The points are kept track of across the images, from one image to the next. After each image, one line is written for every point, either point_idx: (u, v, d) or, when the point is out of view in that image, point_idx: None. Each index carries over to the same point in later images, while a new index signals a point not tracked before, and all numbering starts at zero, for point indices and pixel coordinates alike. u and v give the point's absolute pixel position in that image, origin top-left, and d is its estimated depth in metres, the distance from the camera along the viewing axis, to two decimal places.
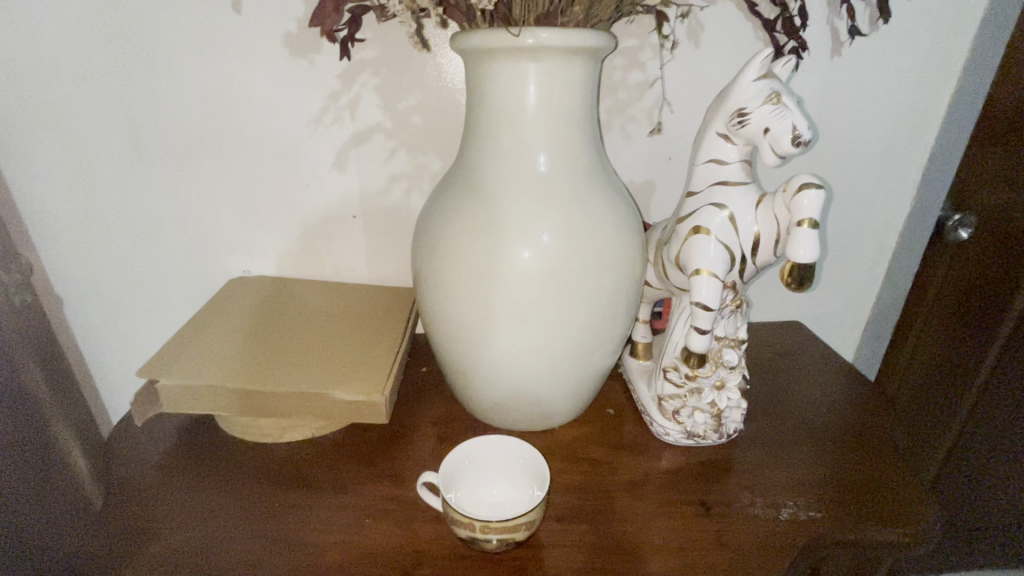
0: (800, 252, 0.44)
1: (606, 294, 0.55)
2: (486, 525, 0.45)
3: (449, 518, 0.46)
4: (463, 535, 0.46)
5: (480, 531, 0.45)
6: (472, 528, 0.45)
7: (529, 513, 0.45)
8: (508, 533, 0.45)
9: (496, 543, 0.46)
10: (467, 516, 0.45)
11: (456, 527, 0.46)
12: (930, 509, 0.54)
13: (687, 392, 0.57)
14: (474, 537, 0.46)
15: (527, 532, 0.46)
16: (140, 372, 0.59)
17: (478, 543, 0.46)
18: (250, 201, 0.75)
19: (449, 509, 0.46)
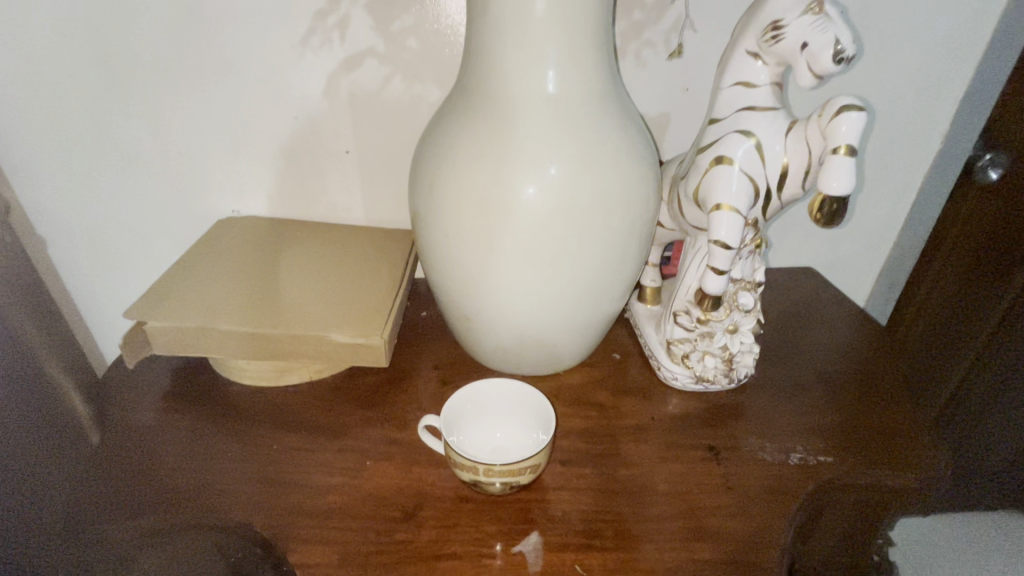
0: (833, 183, 0.40)
1: (618, 234, 0.51)
2: (490, 468, 0.43)
3: (452, 461, 0.45)
4: (465, 478, 0.45)
5: (484, 474, 0.44)
6: (475, 471, 0.44)
7: (534, 456, 0.44)
8: (512, 476, 0.44)
9: (499, 486, 0.45)
10: (470, 459, 0.43)
11: (458, 470, 0.45)
12: (943, 456, 0.52)
13: (698, 335, 0.55)
14: (477, 480, 0.45)
15: (532, 475, 0.45)
16: (128, 312, 0.56)
17: (481, 486, 0.45)
18: (235, 134, 0.70)
19: (451, 451, 0.45)
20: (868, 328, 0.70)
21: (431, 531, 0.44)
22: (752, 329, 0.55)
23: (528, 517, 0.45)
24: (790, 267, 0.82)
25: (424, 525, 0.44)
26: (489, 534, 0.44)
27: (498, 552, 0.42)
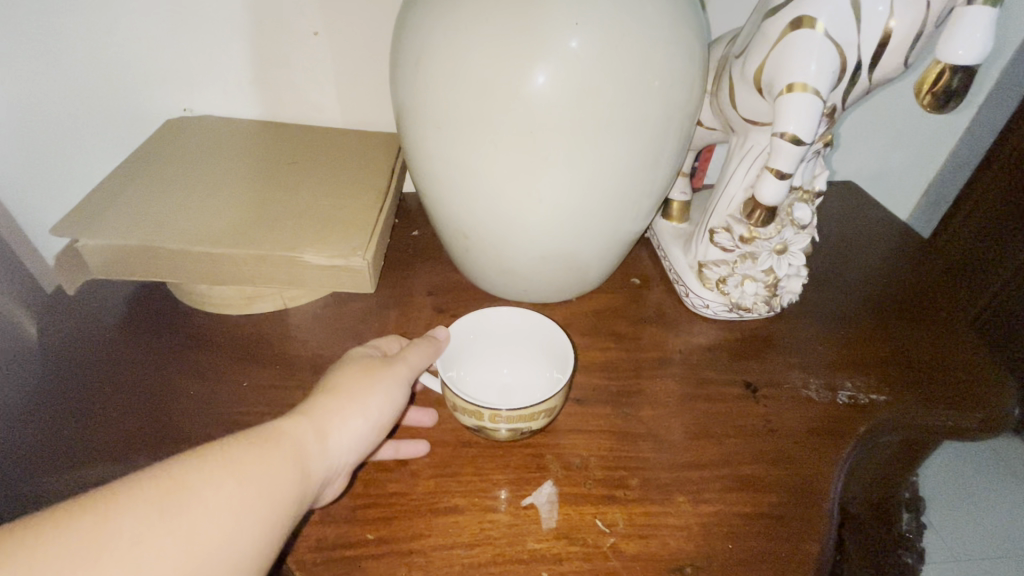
0: (968, 45, 0.29)
1: (654, 128, 0.41)
2: (497, 416, 0.37)
3: (452, 404, 0.38)
4: (468, 424, 0.39)
5: (489, 421, 0.37)
6: (479, 416, 0.37)
7: (550, 400, 0.37)
8: (523, 423, 0.38)
9: (507, 433, 0.38)
10: (474, 404, 0.36)
11: (461, 415, 0.38)
12: (1011, 390, 0.46)
13: (738, 257, 0.47)
14: (482, 427, 0.38)
15: (546, 419, 0.39)
16: (55, 229, 0.46)
17: (486, 433, 0.39)
18: (174, 7, 0.57)
19: (452, 394, 0.37)
20: (920, 247, 0.62)
21: (427, 482, 0.38)
22: (803, 249, 0.47)
23: (541, 464, 0.39)
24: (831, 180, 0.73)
25: (421, 474, 0.38)
26: (494, 484, 0.38)
27: (506, 506, 0.36)
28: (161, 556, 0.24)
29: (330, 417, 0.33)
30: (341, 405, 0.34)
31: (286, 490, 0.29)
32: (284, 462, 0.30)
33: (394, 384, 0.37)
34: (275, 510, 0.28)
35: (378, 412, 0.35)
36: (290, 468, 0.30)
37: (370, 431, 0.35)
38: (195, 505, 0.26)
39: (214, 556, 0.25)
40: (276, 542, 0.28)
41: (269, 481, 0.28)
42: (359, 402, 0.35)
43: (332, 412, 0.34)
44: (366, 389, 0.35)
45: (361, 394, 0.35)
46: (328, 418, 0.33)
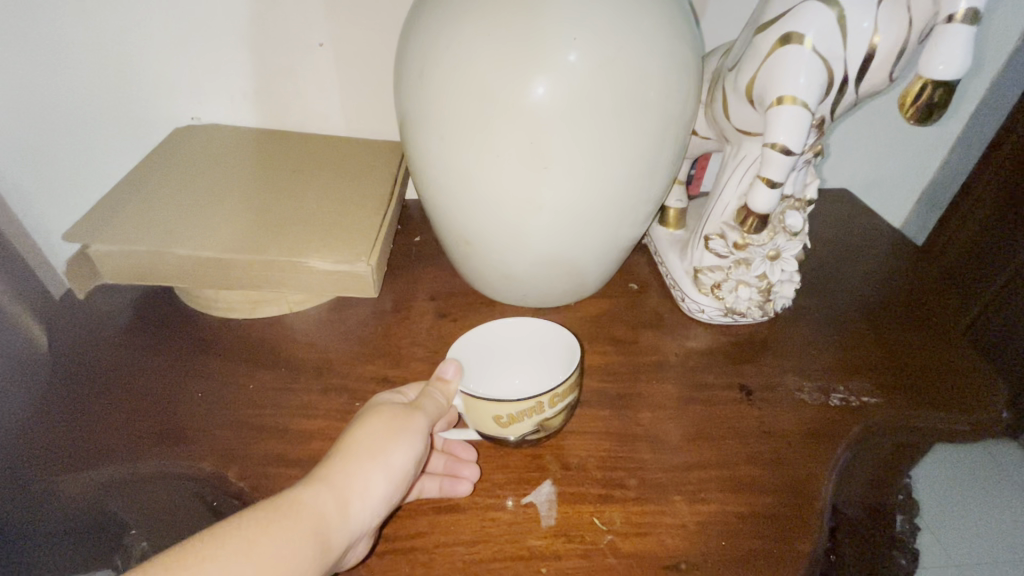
0: (944, 63, 0.31)
1: (649, 138, 0.42)
2: (557, 395, 0.38)
3: (505, 417, 0.38)
4: (524, 428, 0.39)
5: (550, 406, 0.38)
6: (539, 407, 0.37)
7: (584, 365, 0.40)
8: (573, 394, 0.40)
9: (559, 418, 0.40)
10: (530, 399, 0.37)
11: (518, 421, 0.38)
12: (1003, 392, 0.47)
13: (732, 263, 0.48)
14: (543, 419, 0.39)
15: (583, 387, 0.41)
16: (67, 235, 0.48)
17: (543, 427, 0.40)
18: (185, 20, 0.58)
19: (501, 405, 0.37)
20: (911, 253, 0.63)
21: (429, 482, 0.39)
22: (796, 255, 0.48)
23: (541, 464, 0.40)
24: (826, 189, 0.74)
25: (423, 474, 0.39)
26: (495, 484, 0.39)
27: (507, 505, 0.37)
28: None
29: (343, 488, 0.32)
30: (356, 472, 0.33)
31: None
32: (290, 549, 0.29)
33: (410, 442, 0.35)
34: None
35: (399, 470, 0.34)
36: (296, 555, 0.29)
37: (388, 494, 0.34)
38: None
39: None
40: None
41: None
42: (375, 463, 0.34)
43: (348, 478, 0.33)
44: (381, 452, 0.34)
45: (377, 454, 0.34)
46: (345, 485, 0.32)
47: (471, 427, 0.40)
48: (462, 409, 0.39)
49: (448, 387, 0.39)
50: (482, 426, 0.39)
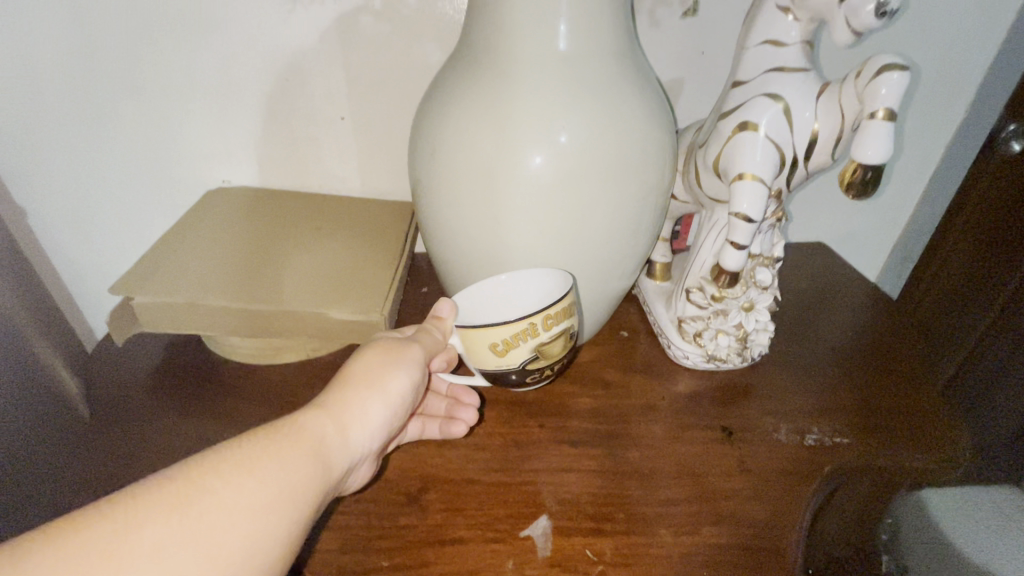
0: (869, 151, 0.37)
1: (630, 205, 0.48)
2: (547, 316, 0.45)
3: (503, 343, 0.45)
4: (524, 349, 0.46)
5: (543, 328, 0.45)
6: (533, 328, 0.45)
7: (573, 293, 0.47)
8: (564, 318, 0.46)
9: (555, 340, 0.47)
10: (522, 322, 0.44)
11: (517, 343, 0.45)
12: (963, 433, 0.51)
13: (711, 313, 0.53)
14: (540, 340, 0.46)
15: (575, 317, 0.48)
16: (113, 287, 0.53)
17: (540, 351, 0.47)
18: (224, 97, 0.66)
19: (496, 331, 0.44)
20: (880, 302, 0.69)
21: (436, 515, 0.42)
22: (768, 306, 0.53)
23: (537, 500, 0.43)
24: (803, 241, 0.80)
25: (430, 508, 0.43)
26: (495, 518, 0.42)
27: (508, 538, 0.41)
28: (186, 560, 0.26)
29: (349, 409, 0.38)
30: (359, 396, 0.38)
31: (306, 484, 0.32)
32: (304, 457, 0.33)
33: (407, 371, 0.42)
34: (297, 502, 0.31)
35: (396, 395, 0.40)
36: (310, 462, 0.33)
37: (385, 417, 0.40)
38: (216, 508, 0.28)
39: (239, 550, 0.28)
40: (299, 533, 0.31)
41: (289, 477, 0.32)
42: (377, 388, 0.39)
43: (354, 401, 0.38)
44: (382, 379, 0.40)
45: (378, 381, 0.40)
46: (352, 407, 0.38)
47: (477, 362, 0.47)
48: (467, 344, 0.46)
49: (442, 326, 0.47)
50: (487, 356, 0.46)
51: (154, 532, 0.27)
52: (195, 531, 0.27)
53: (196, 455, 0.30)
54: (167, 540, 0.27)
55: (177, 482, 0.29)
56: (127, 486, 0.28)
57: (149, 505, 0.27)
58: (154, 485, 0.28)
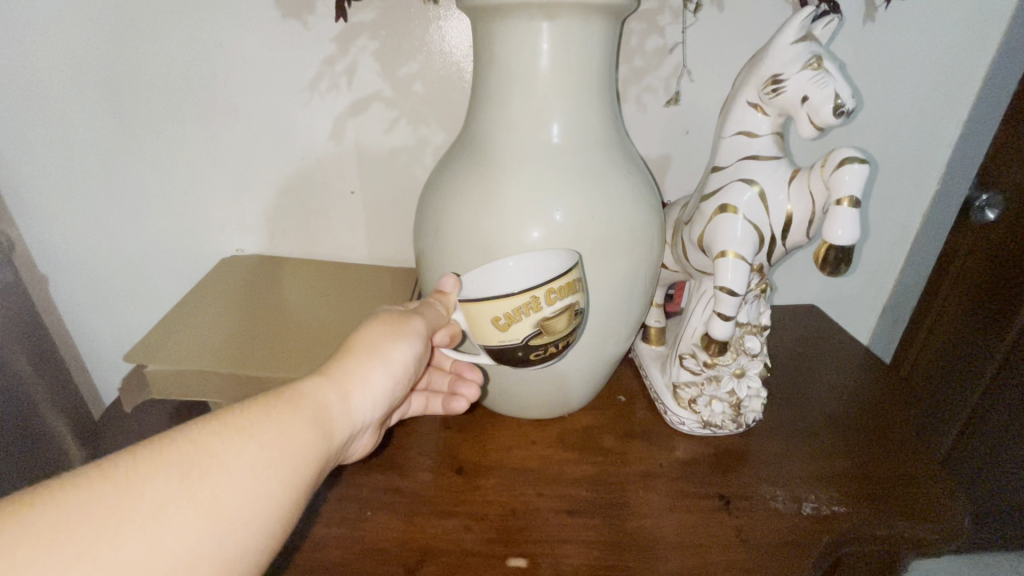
0: (838, 234, 0.40)
1: (623, 279, 0.51)
2: (551, 289, 0.42)
3: (503, 317, 0.42)
4: (528, 325, 0.43)
5: (546, 302, 0.42)
6: (535, 302, 0.42)
7: (580, 267, 0.44)
8: (570, 293, 0.43)
9: (562, 317, 0.44)
10: (522, 295, 0.41)
11: (519, 318, 0.42)
12: (961, 503, 0.51)
13: (704, 379, 0.55)
14: (543, 315, 0.43)
15: (583, 292, 0.45)
16: (128, 355, 0.55)
17: (545, 327, 0.44)
18: (241, 174, 0.71)
19: (496, 304, 0.42)
20: (870, 366, 0.70)
21: None
22: (758, 373, 0.55)
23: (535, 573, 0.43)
24: (793, 305, 0.84)
25: None
26: None
27: None
28: (190, 518, 0.27)
29: (350, 378, 0.39)
30: (360, 365, 0.40)
31: (307, 448, 0.33)
32: (306, 422, 0.34)
33: (409, 342, 0.43)
34: (298, 466, 0.32)
35: (397, 366, 0.42)
36: (312, 426, 0.34)
37: (386, 387, 0.41)
38: (219, 469, 0.29)
39: (242, 511, 0.28)
40: (300, 496, 0.32)
41: (292, 440, 0.32)
42: (379, 359, 0.41)
43: (354, 372, 0.39)
44: (383, 349, 0.41)
45: (380, 351, 0.41)
46: (352, 377, 0.39)
47: (481, 339, 0.45)
48: (470, 319, 0.44)
49: (447, 300, 0.47)
50: (488, 333, 0.44)
51: (156, 489, 0.27)
52: (198, 490, 0.28)
53: (195, 420, 0.31)
54: (170, 498, 0.27)
55: (177, 444, 0.29)
56: (125, 448, 0.28)
57: (149, 465, 0.27)
58: (152, 446, 0.28)
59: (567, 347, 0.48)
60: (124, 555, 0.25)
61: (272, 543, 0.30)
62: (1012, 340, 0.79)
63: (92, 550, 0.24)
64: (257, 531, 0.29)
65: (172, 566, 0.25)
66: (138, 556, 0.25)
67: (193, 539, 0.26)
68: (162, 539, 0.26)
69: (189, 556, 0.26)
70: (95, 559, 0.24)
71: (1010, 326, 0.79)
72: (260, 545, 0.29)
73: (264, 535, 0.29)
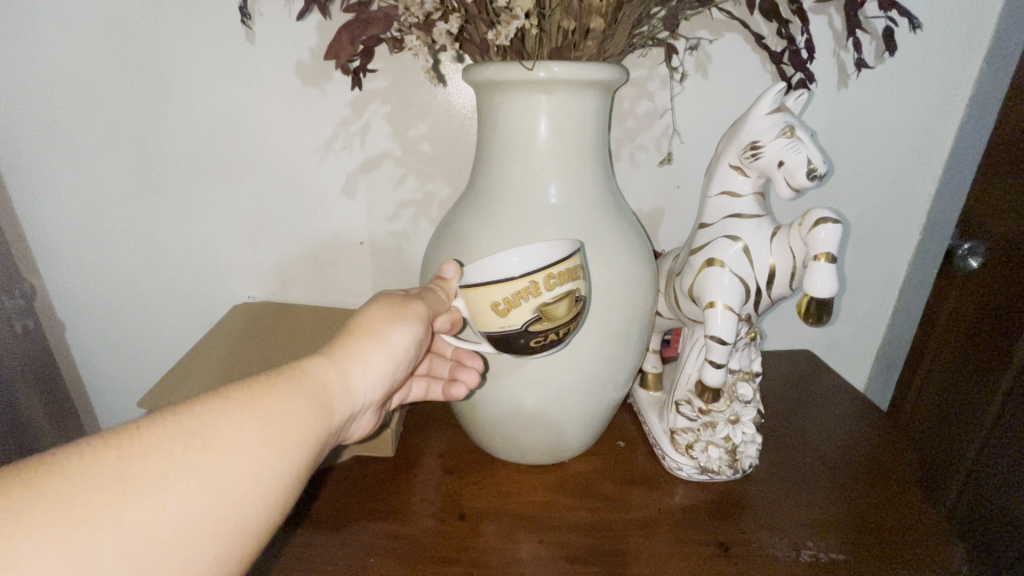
0: (817, 287, 0.43)
1: (619, 329, 0.53)
2: (550, 274, 0.43)
3: (503, 302, 0.43)
4: (527, 311, 0.44)
5: (546, 287, 0.43)
6: (534, 287, 0.43)
7: (582, 255, 0.45)
8: (570, 280, 0.44)
9: (561, 303, 0.44)
10: (521, 279, 0.43)
11: (519, 303, 0.43)
12: (958, 551, 0.51)
13: (700, 425, 0.57)
14: (542, 301, 0.43)
15: (584, 281, 0.46)
16: (141, 402, 0.57)
17: (544, 312, 0.44)
18: (256, 225, 0.75)
19: (496, 288, 0.43)
20: (864, 411, 0.71)
21: None
22: (752, 419, 0.57)
23: None
24: (787, 351, 0.87)
25: None
26: None
27: None
28: (191, 488, 0.28)
29: (351, 359, 0.40)
30: (361, 347, 0.41)
31: (308, 425, 0.34)
32: (306, 400, 0.35)
33: (410, 325, 0.44)
34: (298, 441, 0.33)
35: (397, 348, 0.43)
36: (312, 404, 0.35)
37: (387, 368, 0.42)
38: (219, 443, 0.30)
39: (242, 484, 0.30)
40: (300, 470, 0.33)
41: (292, 418, 0.34)
42: (380, 340, 0.42)
43: (355, 353, 0.41)
44: (384, 332, 0.43)
45: (381, 335, 0.43)
46: (353, 358, 0.40)
47: (482, 325, 0.46)
48: (472, 305, 0.45)
49: (447, 287, 0.48)
50: (488, 319, 0.45)
51: (157, 461, 0.28)
52: (199, 462, 0.29)
53: (197, 398, 0.32)
54: (171, 469, 0.28)
55: (179, 420, 0.30)
56: (128, 423, 0.30)
57: (152, 438, 0.29)
58: (154, 422, 0.30)
59: (568, 336, 0.48)
60: (127, 520, 0.26)
61: (272, 515, 0.31)
62: (1006, 392, 0.79)
63: (96, 515, 0.26)
64: (257, 501, 0.30)
65: (175, 532, 0.27)
66: (139, 522, 0.26)
67: (195, 508, 0.28)
68: (164, 507, 0.27)
69: (189, 523, 0.27)
70: (102, 524, 0.26)
71: (1002, 376, 0.79)
72: (261, 515, 0.31)
73: (266, 507, 0.31)
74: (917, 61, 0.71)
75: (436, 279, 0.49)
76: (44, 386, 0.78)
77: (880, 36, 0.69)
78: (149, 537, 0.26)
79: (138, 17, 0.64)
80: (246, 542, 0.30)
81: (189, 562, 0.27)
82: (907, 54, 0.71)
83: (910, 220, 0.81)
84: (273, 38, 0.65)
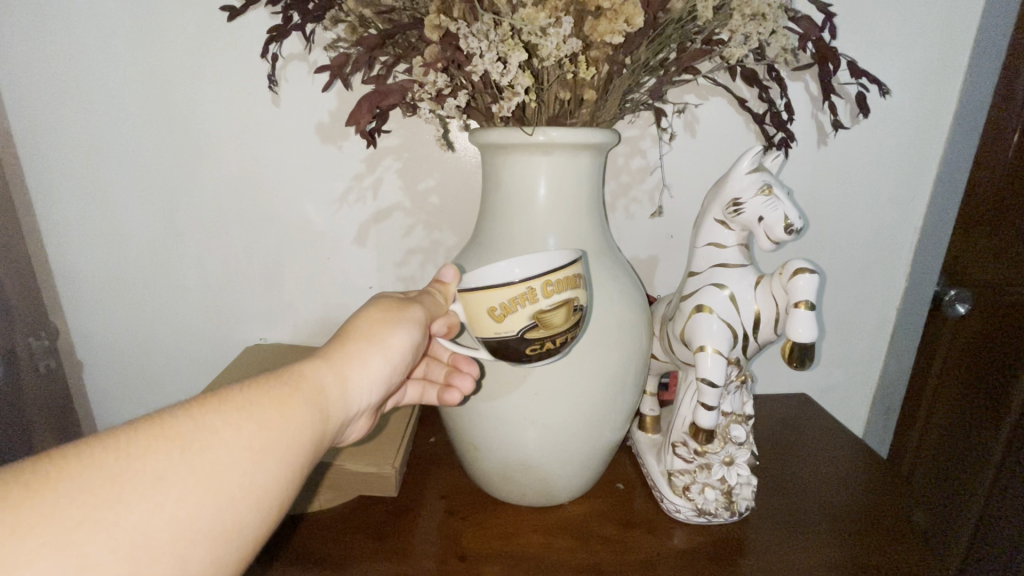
0: (799, 332, 0.46)
1: (614, 371, 0.55)
2: (548, 282, 0.43)
3: (499, 307, 0.44)
4: (523, 321, 0.44)
5: (542, 294, 0.44)
6: (530, 294, 0.43)
7: (581, 265, 0.46)
8: (569, 287, 0.45)
9: (558, 313, 0.45)
10: (518, 284, 0.43)
11: (514, 311, 0.44)
12: None
13: (697, 467, 0.58)
14: (539, 309, 0.44)
15: (583, 290, 0.46)
16: None
17: (541, 320, 0.45)
18: (272, 271, 0.80)
19: (494, 293, 0.44)
20: (863, 457, 0.72)
21: None
22: (746, 461, 0.59)
23: None
24: (784, 395, 0.89)
25: None
26: None
27: None
28: (188, 488, 0.30)
29: (349, 363, 0.43)
30: (359, 353, 0.44)
31: (303, 429, 0.37)
32: (301, 405, 0.37)
33: (407, 329, 0.47)
34: (293, 445, 0.35)
35: (393, 353, 0.46)
36: (309, 408, 0.38)
37: (382, 372, 0.45)
38: (216, 445, 0.32)
39: (238, 486, 0.32)
40: (295, 473, 0.35)
41: (286, 423, 0.36)
42: (377, 346, 0.45)
43: (351, 359, 0.43)
44: (382, 337, 0.45)
45: (378, 341, 0.45)
46: (348, 365, 0.43)
47: (479, 330, 0.47)
48: (470, 310, 0.46)
49: (445, 290, 0.53)
50: (485, 324, 0.46)
51: (155, 462, 0.30)
52: (196, 465, 0.31)
53: (195, 401, 0.34)
54: (169, 470, 0.30)
55: (176, 421, 0.32)
56: (128, 424, 0.31)
57: (150, 440, 0.30)
58: (153, 423, 0.31)
59: (568, 343, 0.49)
60: (126, 519, 0.28)
61: (268, 517, 0.33)
62: None
63: (95, 515, 0.27)
64: (252, 503, 0.32)
65: (172, 531, 0.29)
66: (137, 523, 0.28)
67: (192, 509, 0.30)
68: (161, 507, 0.29)
69: (185, 524, 0.29)
70: (100, 522, 0.27)
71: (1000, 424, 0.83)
72: (257, 516, 0.33)
73: (261, 509, 0.33)
74: (890, 122, 0.77)
75: (436, 283, 0.54)
76: (57, 425, 0.80)
77: (853, 99, 0.75)
78: (147, 538, 0.28)
79: (173, 81, 0.71)
80: (242, 542, 0.32)
81: (187, 561, 0.29)
82: (880, 115, 0.77)
83: (896, 268, 0.84)
84: (297, 101, 0.72)
